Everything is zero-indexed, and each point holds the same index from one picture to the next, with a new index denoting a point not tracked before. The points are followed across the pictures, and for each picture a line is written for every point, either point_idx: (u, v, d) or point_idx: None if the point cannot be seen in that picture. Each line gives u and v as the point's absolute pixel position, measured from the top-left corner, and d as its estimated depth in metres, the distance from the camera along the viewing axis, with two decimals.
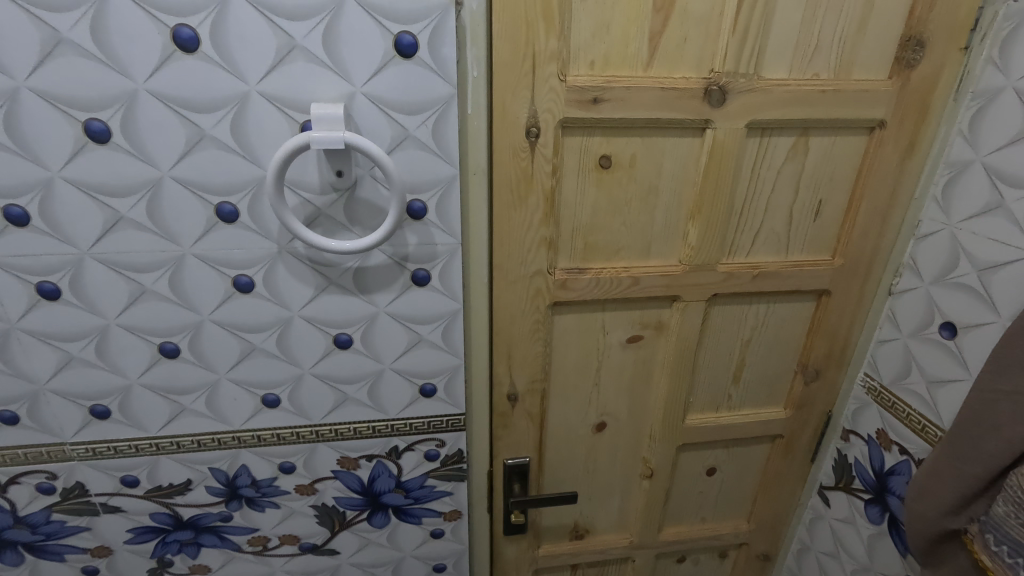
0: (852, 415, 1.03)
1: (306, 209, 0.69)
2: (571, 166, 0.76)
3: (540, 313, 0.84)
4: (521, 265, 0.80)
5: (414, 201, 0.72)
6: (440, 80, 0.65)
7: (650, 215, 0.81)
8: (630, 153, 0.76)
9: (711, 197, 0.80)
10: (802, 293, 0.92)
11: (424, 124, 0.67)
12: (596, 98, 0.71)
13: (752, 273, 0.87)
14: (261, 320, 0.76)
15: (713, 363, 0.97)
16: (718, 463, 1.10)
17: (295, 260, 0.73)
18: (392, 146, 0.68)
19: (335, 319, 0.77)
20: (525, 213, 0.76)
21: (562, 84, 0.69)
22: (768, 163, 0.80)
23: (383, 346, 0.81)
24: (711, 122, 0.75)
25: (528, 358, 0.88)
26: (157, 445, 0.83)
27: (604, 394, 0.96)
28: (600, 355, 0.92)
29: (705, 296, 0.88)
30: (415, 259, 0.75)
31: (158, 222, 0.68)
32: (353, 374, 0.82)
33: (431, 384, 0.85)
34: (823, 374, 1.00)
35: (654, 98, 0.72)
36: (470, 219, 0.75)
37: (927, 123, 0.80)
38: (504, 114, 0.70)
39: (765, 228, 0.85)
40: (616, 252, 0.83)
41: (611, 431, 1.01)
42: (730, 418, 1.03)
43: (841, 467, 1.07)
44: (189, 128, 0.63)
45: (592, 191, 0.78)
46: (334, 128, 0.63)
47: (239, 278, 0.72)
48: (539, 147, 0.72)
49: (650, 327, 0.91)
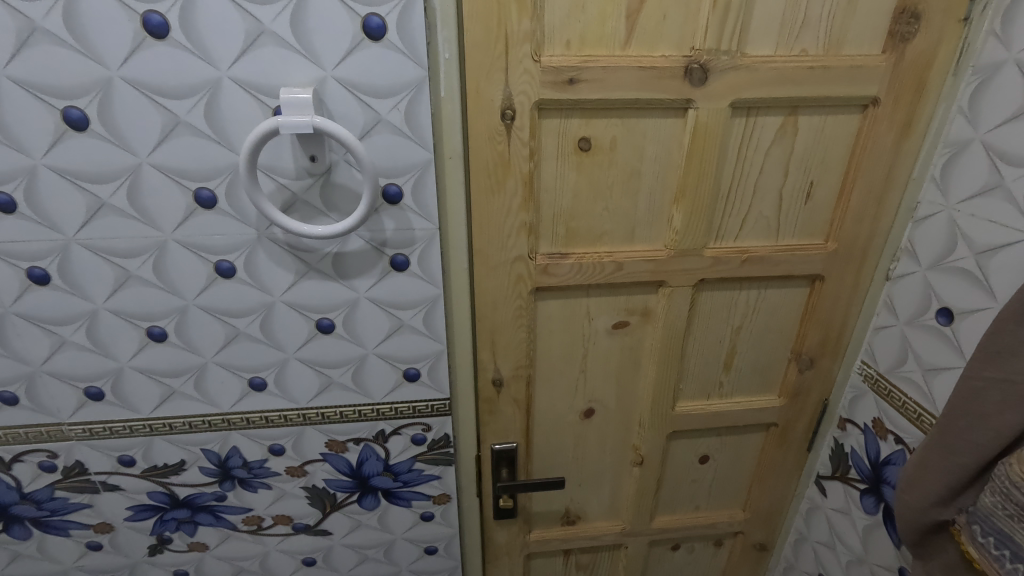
0: (848, 404, 1.01)
1: (283, 195, 0.70)
2: (550, 150, 0.75)
3: (523, 298, 0.84)
4: (501, 250, 0.79)
5: (390, 186, 0.72)
6: (410, 63, 0.65)
7: (634, 199, 0.80)
8: (610, 136, 0.75)
9: (695, 179, 0.78)
10: (794, 279, 0.90)
11: (397, 108, 0.67)
12: (572, 79, 0.69)
13: (740, 258, 0.85)
14: (245, 305, 0.77)
15: (703, 350, 0.95)
16: (710, 452, 1.08)
17: (274, 245, 0.74)
18: (365, 131, 0.68)
19: (317, 304, 0.78)
20: (504, 198, 0.76)
21: (537, 65, 0.68)
22: (755, 144, 0.78)
23: (366, 331, 0.82)
24: (693, 102, 0.73)
25: (513, 344, 0.88)
26: (150, 426, 0.85)
27: (591, 381, 0.96)
28: (586, 342, 0.91)
29: (692, 282, 0.86)
30: (393, 244, 0.75)
31: (139, 209, 0.69)
32: (337, 359, 0.83)
33: (414, 369, 0.86)
34: (818, 362, 0.98)
35: (633, 79, 0.70)
36: (447, 204, 0.74)
37: (924, 100, 0.76)
38: (479, 97, 0.69)
39: (753, 212, 0.83)
40: (599, 236, 0.82)
41: (600, 418, 1.00)
42: (722, 406, 1.01)
43: (838, 456, 1.05)
44: (164, 115, 0.64)
45: (572, 174, 0.77)
46: (303, 112, 0.63)
47: (221, 263, 0.74)
48: (515, 130, 0.72)
49: (637, 313, 0.90)
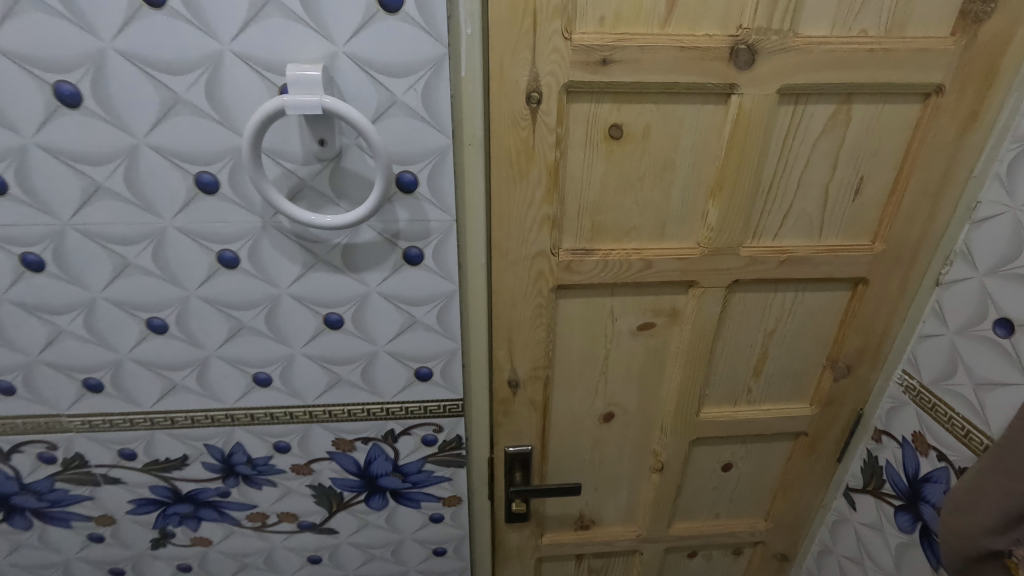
0: (885, 415, 0.95)
1: (289, 181, 0.65)
2: (577, 137, 0.69)
3: (543, 296, 0.79)
4: (522, 245, 0.74)
5: (404, 173, 0.66)
6: (429, 38, 0.59)
7: (666, 192, 0.74)
8: (644, 122, 0.68)
9: (734, 172, 0.72)
10: (836, 282, 0.83)
11: (413, 88, 0.61)
12: (605, 59, 0.63)
13: (779, 258, 0.79)
14: (249, 298, 0.73)
15: (733, 355, 0.89)
16: (734, 460, 1.03)
17: (280, 235, 0.69)
18: (378, 113, 0.62)
19: (325, 298, 0.74)
20: (526, 188, 0.70)
21: (567, 43, 0.62)
22: (802, 134, 0.71)
23: (376, 328, 0.77)
24: (737, 87, 0.66)
25: (531, 345, 0.83)
26: (152, 420, 0.82)
27: (612, 384, 0.90)
28: (609, 343, 0.85)
29: (726, 282, 0.80)
30: (406, 237, 0.70)
31: (137, 193, 0.65)
32: (346, 356, 0.79)
33: (426, 368, 0.81)
34: (855, 370, 0.91)
35: (672, 60, 0.64)
36: (465, 194, 0.69)
37: (994, 89, 0.69)
38: (502, 78, 0.63)
39: (795, 209, 0.76)
40: (628, 232, 0.76)
41: (620, 422, 0.95)
42: (750, 413, 0.96)
43: (871, 469, 0.99)
44: (162, 92, 0.59)
45: (600, 164, 0.71)
46: (312, 91, 0.58)
47: (224, 253, 0.69)
48: (541, 115, 0.66)
49: (664, 314, 0.84)
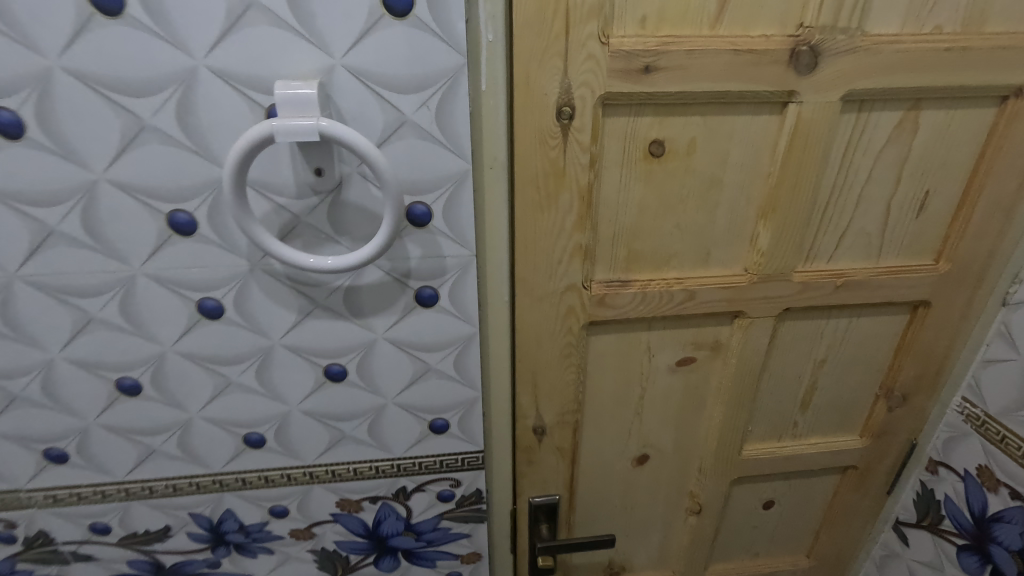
0: (942, 445, 0.87)
1: (280, 217, 0.55)
2: (613, 156, 0.60)
3: (573, 334, 0.69)
4: (550, 279, 0.65)
5: (415, 204, 0.57)
6: (444, 46, 0.50)
7: (711, 214, 0.65)
8: (689, 137, 0.60)
9: (789, 190, 0.63)
10: (893, 306, 0.75)
11: (426, 105, 0.52)
12: (648, 67, 0.54)
13: (835, 283, 0.71)
14: (236, 351, 0.63)
15: (778, 387, 0.81)
16: (776, 498, 0.94)
17: (271, 279, 0.59)
18: (385, 136, 0.53)
19: (325, 348, 0.64)
20: (555, 216, 0.61)
21: (604, 49, 0.53)
22: (864, 146, 0.63)
23: (384, 378, 0.67)
24: (797, 95, 0.57)
25: (559, 387, 0.74)
26: (127, 490, 0.71)
27: (646, 424, 0.81)
28: (644, 381, 0.77)
29: (775, 311, 0.72)
30: (419, 276, 0.61)
31: (97, 237, 0.54)
32: (350, 410, 0.69)
33: (442, 420, 0.72)
34: (911, 399, 0.83)
35: (725, 66, 0.55)
36: (486, 225, 0.60)
37: None
38: (529, 91, 0.54)
39: (853, 228, 0.68)
40: (668, 260, 0.67)
41: (654, 464, 0.86)
42: (795, 448, 0.87)
43: (925, 503, 0.91)
44: (123, 118, 0.49)
45: (638, 186, 0.62)
46: (306, 113, 0.48)
47: (205, 301, 0.59)
48: (573, 132, 0.56)
49: (705, 347, 0.75)
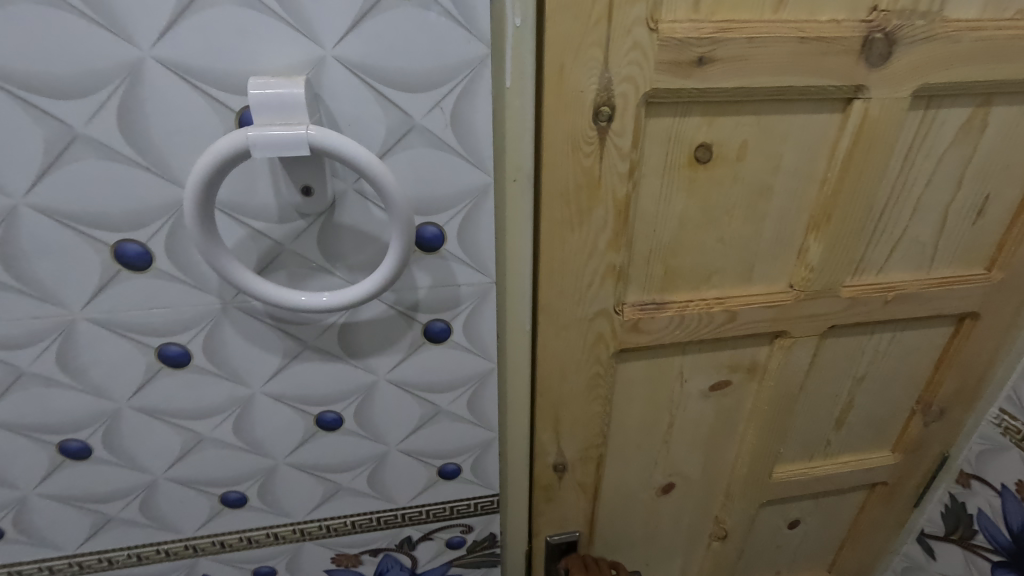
0: (975, 457, 0.83)
1: (259, 245, 0.45)
2: (654, 163, 0.51)
3: (601, 364, 0.61)
4: (578, 305, 0.56)
5: (426, 225, 0.47)
6: (464, 33, 0.40)
7: (759, 226, 0.57)
8: (740, 140, 0.51)
9: (846, 198, 0.56)
10: (940, 318, 0.69)
11: (440, 107, 0.42)
12: (701, 58, 0.45)
13: (885, 297, 0.64)
14: (208, 402, 0.52)
15: (815, 407, 0.74)
16: (802, 517, 0.89)
17: (249, 319, 0.48)
18: (389, 144, 0.43)
19: (316, 394, 0.54)
20: (587, 234, 0.52)
21: (653, 37, 0.44)
22: (928, 146, 0.55)
23: (386, 423, 0.58)
24: (864, 89, 0.50)
25: (583, 421, 0.65)
26: (80, 564, 0.60)
27: (674, 452, 0.74)
28: (674, 408, 0.69)
29: (820, 329, 0.65)
30: (428, 308, 0.51)
31: (23, 276, 0.43)
32: (347, 460, 0.59)
33: (453, 464, 0.63)
34: (948, 413, 0.78)
35: (789, 57, 0.46)
36: (507, 247, 0.50)
37: None
38: (562, 88, 0.44)
39: (908, 237, 0.61)
40: (708, 278, 0.59)
41: (680, 492, 0.79)
42: (827, 468, 0.81)
43: (955, 516, 0.87)
44: (47, 126, 0.38)
45: (680, 196, 0.53)
46: (289, 118, 0.37)
47: (167, 348, 0.48)
48: (611, 136, 0.47)
49: (742, 370, 0.68)
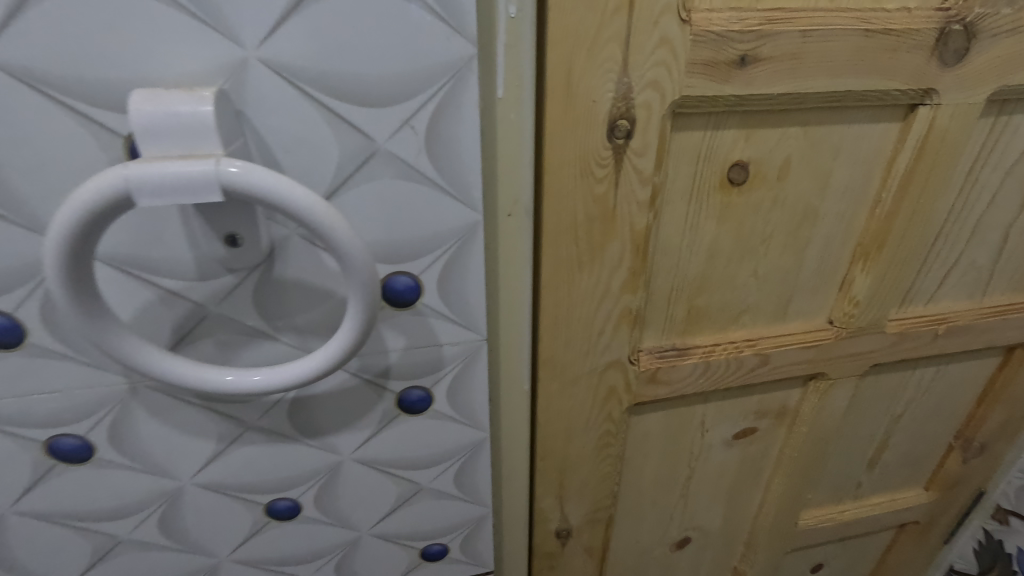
0: (1014, 493, 0.75)
1: (175, 309, 0.34)
2: (679, 186, 0.41)
3: (612, 420, 0.51)
4: (587, 355, 0.46)
5: (396, 275, 0.37)
6: (441, 27, 0.29)
7: (799, 257, 0.48)
8: (782, 157, 0.42)
9: (902, 223, 0.47)
10: (990, 350, 0.61)
11: (410, 126, 0.32)
12: (744, 57, 0.35)
13: (935, 331, 0.56)
14: (124, 500, 0.41)
15: (847, 449, 0.66)
16: (827, 560, 0.81)
17: (169, 398, 0.37)
18: (345, 175, 0.32)
19: (264, 481, 0.43)
20: (599, 274, 0.42)
21: (685, 31, 0.34)
22: (995, 159, 0.47)
23: (356, 507, 0.47)
24: (933, 93, 0.40)
25: (592, 483, 0.56)
26: None
27: (693, 506, 0.65)
28: (694, 461, 0.60)
29: (860, 369, 0.57)
30: (402, 373, 0.41)
31: None
32: (309, 550, 0.48)
33: (439, 545, 0.52)
34: (990, 449, 0.71)
35: (848, 57, 0.37)
36: (501, 295, 0.40)
37: None
38: (569, 97, 0.34)
39: (963, 263, 0.53)
40: (737, 317, 0.50)
41: (696, 545, 0.70)
42: (857, 510, 0.73)
43: (991, 554, 0.80)
44: None
45: (709, 225, 0.43)
46: (192, 149, 0.26)
47: (60, 441, 0.37)
48: (628, 156, 0.37)
49: (771, 415, 0.59)
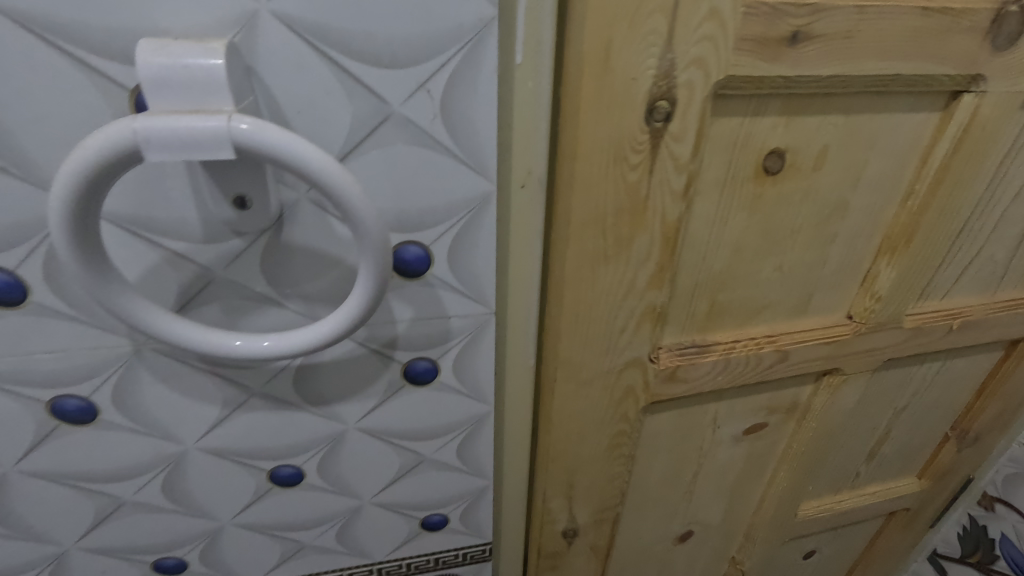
0: (1002, 480, 0.77)
1: (181, 272, 0.33)
2: (714, 178, 0.40)
3: (627, 413, 0.51)
4: (606, 355, 0.46)
5: (406, 245, 0.36)
6: None
7: (825, 250, 0.47)
8: (820, 145, 0.41)
9: (929, 217, 0.46)
10: (994, 343, 0.61)
11: (426, 90, 0.31)
12: (797, 33, 0.34)
13: (948, 325, 0.56)
14: (128, 463, 0.41)
15: (849, 444, 0.67)
16: (818, 547, 0.82)
17: (173, 363, 0.37)
18: (357, 140, 0.32)
19: (268, 448, 0.43)
20: (624, 267, 0.41)
21: (736, 2, 0.32)
22: None
23: (358, 476, 0.47)
24: (980, 79, 0.40)
25: (599, 475, 0.55)
26: None
27: (697, 501, 0.65)
28: (703, 457, 0.60)
29: (873, 364, 0.57)
30: (409, 345, 0.40)
31: None
32: (311, 517, 0.49)
33: (439, 515, 0.53)
34: (982, 438, 0.71)
35: (900, 36, 0.36)
36: (511, 270, 0.39)
37: None
38: (609, 75, 0.33)
39: (981, 259, 0.52)
40: (759, 312, 0.49)
41: (698, 539, 0.71)
42: (853, 500, 0.75)
43: (974, 539, 0.82)
44: None
45: (740, 216, 0.42)
46: (201, 104, 0.25)
47: (64, 401, 0.37)
48: (666, 142, 0.36)
49: (780, 411, 0.59)
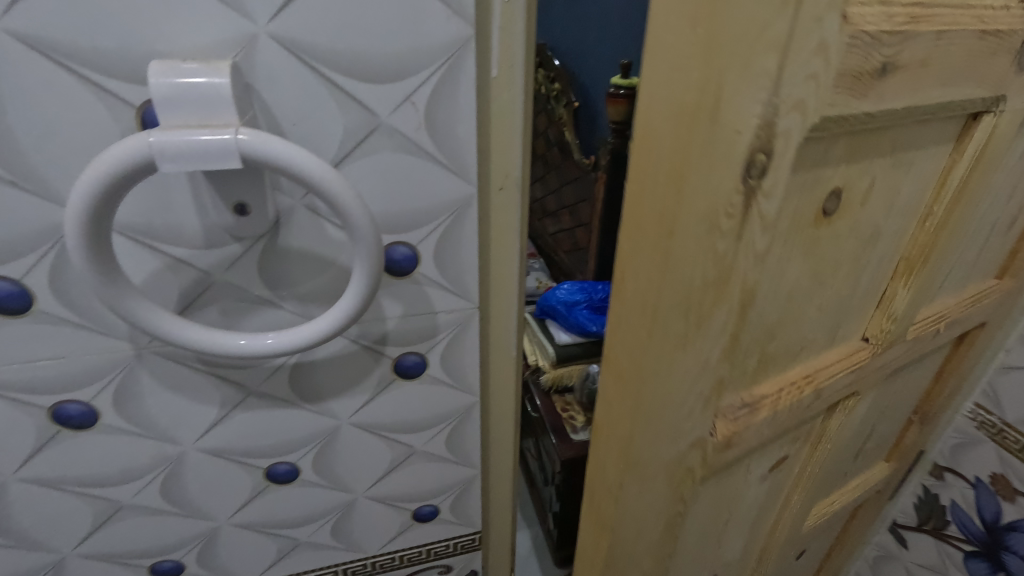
0: (949, 451, 0.83)
1: (182, 278, 0.35)
2: (788, 234, 0.38)
3: (686, 478, 0.47)
4: (676, 423, 0.42)
5: (395, 246, 0.39)
6: (441, 9, 0.32)
7: (857, 279, 0.47)
8: (868, 181, 0.40)
9: (938, 238, 0.48)
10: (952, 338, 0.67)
11: (411, 101, 0.34)
12: (887, 62, 0.32)
13: (936, 329, 0.61)
14: (127, 466, 0.42)
15: (847, 454, 0.70)
16: (810, 548, 0.86)
17: (173, 365, 0.39)
18: (349, 148, 0.34)
19: (266, 446, 0.45)
20: (703, 345, 0.38)
21: (843, 31, 0.29)
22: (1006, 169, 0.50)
23: (352, 471, 0.49)
24: (1001, 102, 0.42)
25: (652, 547, 0.51)
26: None
27: (727, 543, 0.63)
28: (739, 501, 0.58)
29: (881, 374, 0.59)
30: (399, 341, 0.43)
31: None
32: (306, 513, 0.51)
33: (430, 507, 0.55)
34: (933, 417, 0.77)
35: (960, 61, 0.36)
36: (493, 267, 0.42)
37: None
38: (717, 129, 0.29)
39: (959, 267, 0.57)
40: (800, 352, 0.48)
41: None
42: (842, 498, 0.79)
43: (928, 507, 0.88)
44: None
45: (798, 263, 0.40)
46: (209, 118, 0.28)
47: (66, 407, 0.38)
48: (754, 200, 0.33)
49: (801, 437, 0.60)
